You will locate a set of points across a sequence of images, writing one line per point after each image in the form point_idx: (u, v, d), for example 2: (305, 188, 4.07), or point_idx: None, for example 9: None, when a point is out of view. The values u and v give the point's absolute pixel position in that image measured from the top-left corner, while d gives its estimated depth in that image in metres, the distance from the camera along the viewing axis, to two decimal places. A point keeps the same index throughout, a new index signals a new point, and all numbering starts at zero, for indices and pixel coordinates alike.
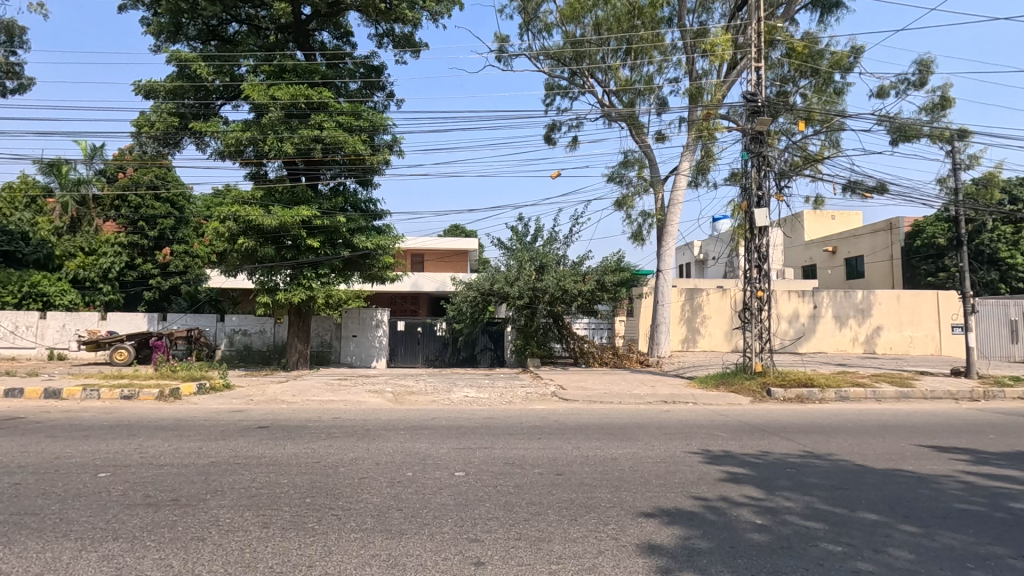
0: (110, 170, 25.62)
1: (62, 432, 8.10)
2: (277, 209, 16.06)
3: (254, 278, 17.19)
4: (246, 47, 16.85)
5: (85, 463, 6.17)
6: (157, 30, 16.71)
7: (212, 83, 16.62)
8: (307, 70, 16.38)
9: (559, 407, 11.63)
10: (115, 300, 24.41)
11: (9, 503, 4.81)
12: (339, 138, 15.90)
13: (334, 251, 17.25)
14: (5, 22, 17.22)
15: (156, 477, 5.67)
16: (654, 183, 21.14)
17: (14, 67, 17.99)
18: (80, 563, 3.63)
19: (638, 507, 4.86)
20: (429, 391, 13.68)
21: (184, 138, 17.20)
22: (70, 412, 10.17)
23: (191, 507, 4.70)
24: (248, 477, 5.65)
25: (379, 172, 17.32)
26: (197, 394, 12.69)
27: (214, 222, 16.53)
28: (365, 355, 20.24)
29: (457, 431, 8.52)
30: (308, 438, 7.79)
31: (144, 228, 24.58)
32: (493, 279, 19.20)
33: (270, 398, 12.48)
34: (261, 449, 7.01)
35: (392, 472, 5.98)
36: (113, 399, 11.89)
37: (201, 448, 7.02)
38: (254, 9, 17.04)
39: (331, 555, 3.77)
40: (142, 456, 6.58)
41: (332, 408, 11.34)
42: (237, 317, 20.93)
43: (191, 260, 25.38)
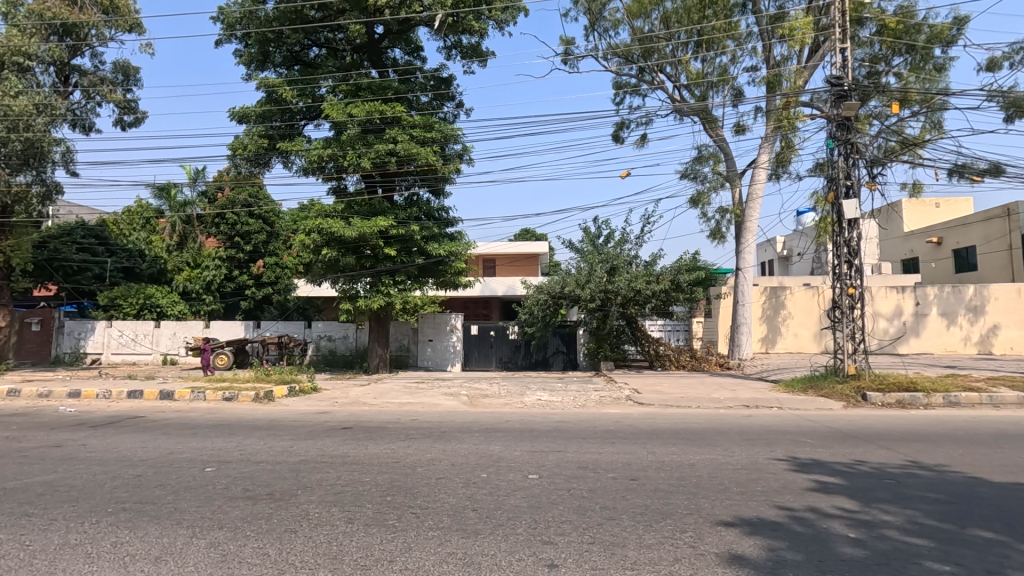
0: (211, 191, 28.03)
1: (174, 430, 8.98)
2: (356, 221, 16.85)
3: (337, 287, 18.27)
4: (326, 69, 17.82)
5: (193, 459, 6.80)
6: (248, 60, 18.23)
7: (296, 105, 17.76)
8: (380, 86, 17.11)
9: (632, 411, 11.46)
10: (216, 309, 26.84)
11: (132, 493, 5.40)
12: (412, 150, 16.51)
13: (410, 259, 17.98)
14: (122, 63, 19.58)
15: (253, 472, 6.14)
16: (730, 178, 20.27)
17: (131, 104, 20.17)
18: (193, 549, 4.00)
19: (716, 514, 4.68)
20: (502, 394, 13.83)
21: (273, 157, 18.60)
22: (180, 412, 11.22)
23: (285, 501, 5.07)
24: (334, 475, 6.01)
25: (451, 181, 17.90)
26: (288, 397, 13.60)
27: (301, 235, 17.46)
28: (442, 360, 20.99)
29: (530, 434, 8.58)
30: (389, 439, 8.15)
31: (240, 243, 27.27)
32: (564, 282, 19.07)
33: (352, 400, 13.12)
34: (345, 449, 7.41)
35: (467, 473, 6.14)
36: (216, 400, 13.01)
37: (293, 447, 7.54)
38: (332, 33, 18.06)
39: (410, 551, 3.93)
40: (242, 453, 7.15)
41: (410, 410, 11.82)
42: (323, 324, 22.26)
43: (281, 271, 27.65)
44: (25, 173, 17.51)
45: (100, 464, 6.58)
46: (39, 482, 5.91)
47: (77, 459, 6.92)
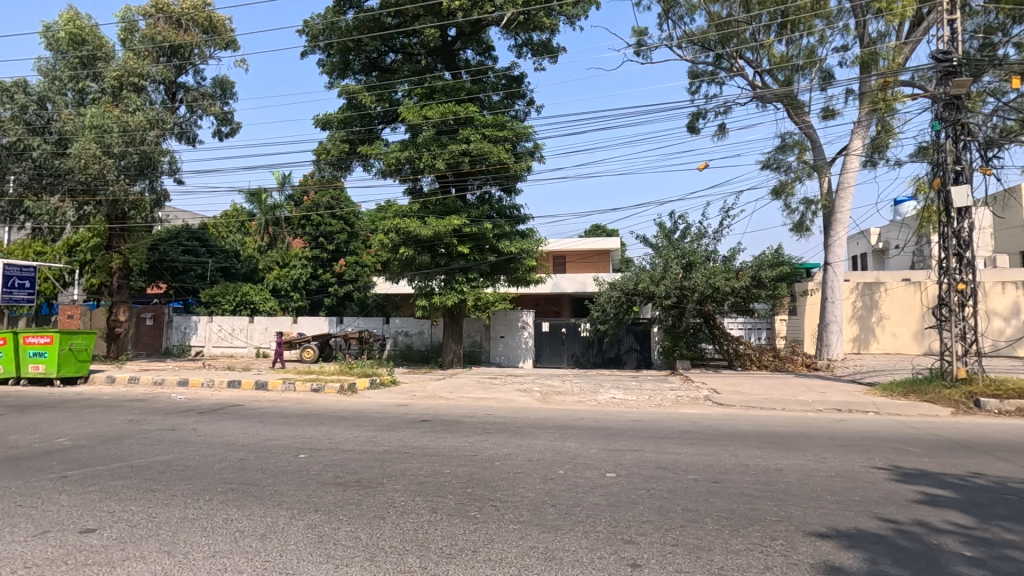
0: (297, 195, 30.26)
1: (270, 418, 9.69)
2: (432, 219, 17.31)
3: (413, 284, 18.93)
4: (401, 73, 18.49)
5: (288, 445, 7.32)
6: (330, 69, 19.07)
7: (375, 110, 18.52)
8: (454, 88, 17.54)
9: (711, 412, 11.08)
10: (303, 306, 28.56)
11: (238, 475, 5.90)
12: (485, 149, 16.81)
13: (483, 257, 18.31)
14: (220, 78, 21.25)
15: (342, 460, 6.52)
16: (817, 167, 19.05)
17: (228, 115, 21.84)
18: (293, 528, 4.30)
19: (809, 523, 4.43)
20: (574, 392, 13.77)
21: (354, 162, 19.13)
22: (274, 402, 12.08)
23: (372, 489, 5.33)
24: (416, 465, 6.25)
25: (522, 179, 18.14)
26: (370, 389, 14.27)
27: (379, 235, 18.16)
28: (514, 356, 21.16)
29: (605, 432, 8.50)
30: (465, 433, 8.35)
31: (324, 243, 29.12)
32: (638, 278, 18.68)
33: (429, 394, 13.55)
34: (425, 441, 7.67)
35: (544, 469, 6.17)
36: (305, 391, 13.88)
37: (376, 437, 7.91)
38: (407, 38, 18.61)
39: (492, 543, 4.01)
40: (331, 442, 7.60)
41: (484, 405, 12.04)
42: (400, 320, 23.10)
43: (361, 269, 29.43)
44: (140, 182, 19.17)
45: (208, 447, 7.22)
46: (159, 460, 6.58)
47: (188, 442, 7.63)
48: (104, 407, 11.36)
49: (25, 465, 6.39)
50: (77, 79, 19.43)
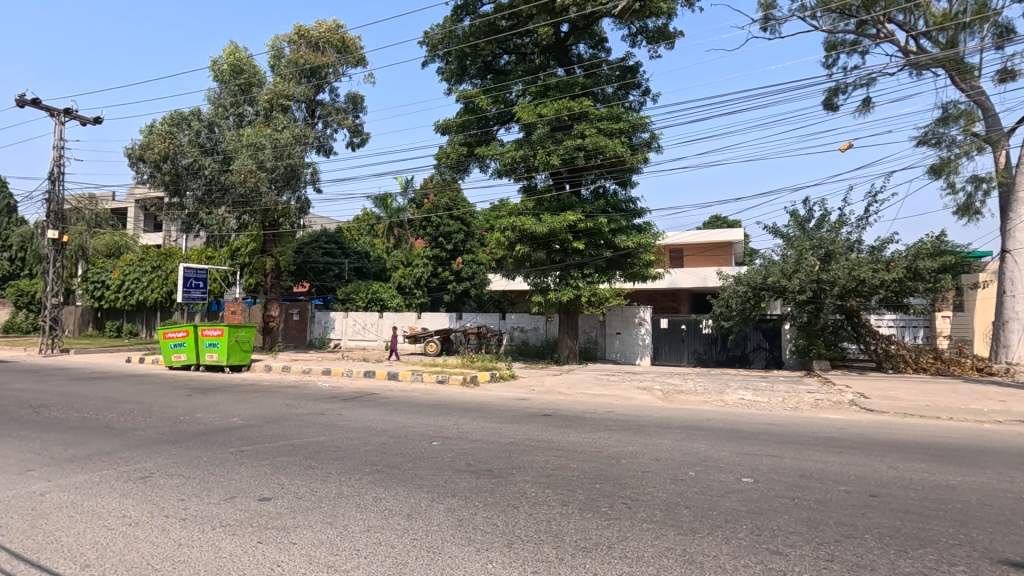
0: (418, 198, 32.29)
1: (403, 407, 10.42)
2: (547, 216, 17.43)
3: (529, 281, 19.09)
4: (515, 74, 18.84)
5: (423, 433, 7.82)
6: (449, 76, 19.86)
7: (491, 112, 19.01)
8: (568, 84, 17.51)
9: (858, 418, 10.01)
10: (424, 302, 30.40)
11: (382, 457, 6.43)
12: (600, 142, 16.61)
13: (598, 252, 18.12)
14: (352, 94, 23.18)
15: (471, 449, 6.83)
16: (991, 139, 16.37)
17: (359, 127, 23.74)
18: (434, 511, 4.59)
19: (999, 551, 3.84)
20: (698, 391, 13.16)
21: (472, 163, 19.78)
22: (405, 391, 12.98)
23: (503, 479, 5.52)
24: (542, 458, 6.36)
25: (638, 171, 17.75)
26: (490, 382, 14.79)
27: (496, 233, 18.61)
28: (631, 353, 20.73)
29: (737, 435, 8.03)
30: (588, 429, 8.34)
31: (443, 243, 30.70)
32: (767, 272, 17.34)
33: (548, 389, 13.72)
34: (549, 435, 7.79)
35: (674, 469, 5.97)
36: (432, 382, 14.74)
37: (502, 429, 8.18)
38: (521, 38, 18.96)
39: (628, 540, 3.98)
40: (460, 431, 7.99)
41: (605, 401, 11.95)
42: (515, 316, 23.65)
43: (477, 267, 30.71)
44: (286, 193, 21.55)
45: (354, 431, 7.95)
46: (314, 441, 7.37)
47: (336, 426, 8.45)
48: (266, 392, 12.94)
49: (211, 439, 7.48)
50: (237, 104, 22.31)
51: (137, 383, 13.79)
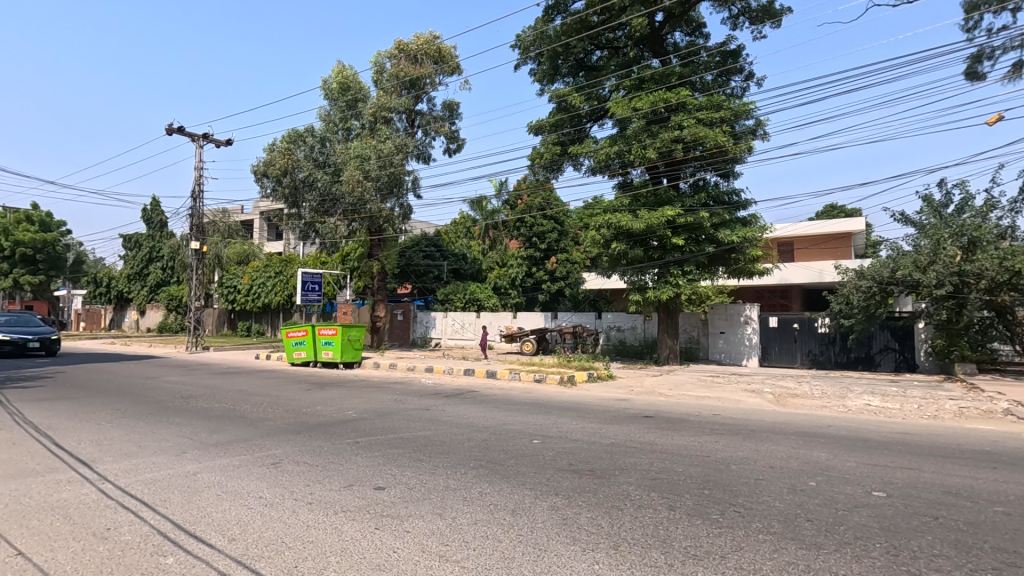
0: (512, 199, 32.81)
1: (504, 405, 10.63)
2: (643, 212, 16.91)
3: (626, 279, 18.53)
4: (608, 69, 18.55)
5: (524, 431, 7.93)
6: (541, 77, 19.95)
7: (584, 109, 18.85)
8: (664, 74, 16.96)
9: (1014, 429, 8.73)
10: (520, 302, 30.84)
11: (485, 453, 6.61)
12: (700, 133, 15.89)
13: (699, 248, 17.34)
14: (448, 101, 24.04)
15: (573, 448, 6.82)
16: None
17: (455, 133, 24.55)
18: (538, 508, 4.63)
19: None
20: (815, 395, 12.16)
21: (566, 163, 19.72)
22: (504, 390, 13.26)
23: (606, 479, 5.46)
24: (646, 461, 6.20)
25: (742, 161, 16.79)
26: (588, 381, 14.68)
27: (590, 231, 18.38)
28: (736, 354, 19.58)
29: (864, 444, 7.31)
30: (693, 432, 8.00)
31: (537, 243, 30.96)
32: (897, 264, 15.63)
33: (648, 389, 13.37)
34: (651, 437, 7.58)
35: (792, 478, 5.56)
36: (529, 380, 14.91)
37: (602, 429, 8.09)
38: (613, 32, 18.63)
39: (743, 551, 3.77)
40: (560, 430, 8.01)
41: (710, 404, 11.42)
42: (612, 315, 23.32)
43: (571, 266, 30.65)
44: (390, 200, 22.85)
45: (458, 427, 8.24)
46: (421, 435, 7.74)
47: (440, 421, 8.81)
48: (376, 388, 13.80)
49: (331, 430, 8.11)
50: (346, 119, 23.95)
51: (266, 378, 15.27)
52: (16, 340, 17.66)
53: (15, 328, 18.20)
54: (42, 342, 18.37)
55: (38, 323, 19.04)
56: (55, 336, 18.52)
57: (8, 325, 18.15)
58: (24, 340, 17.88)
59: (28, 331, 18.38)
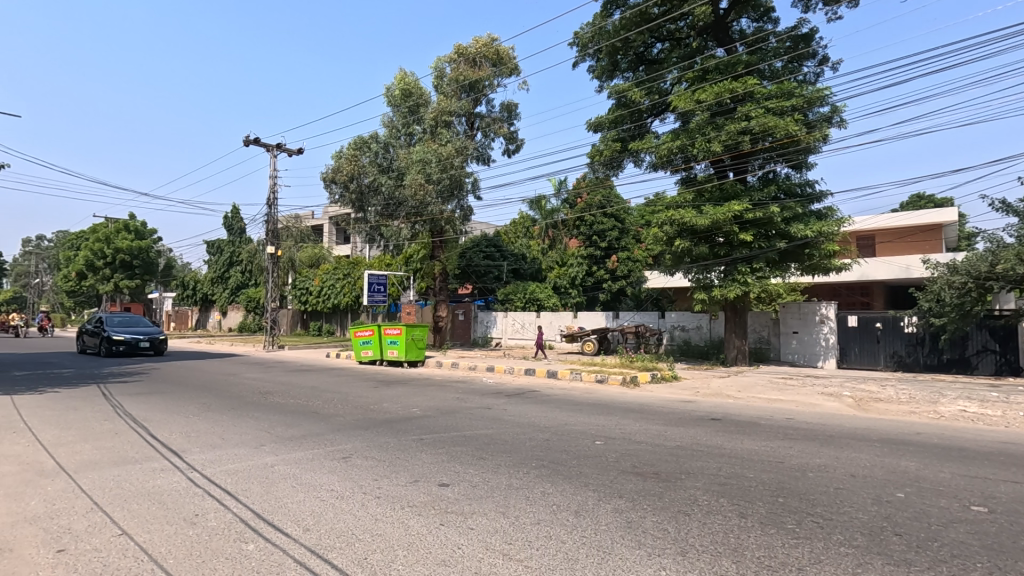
0: (572, 198, 32.61)
1: (565, 405, 10.56)
2: (708, 208, 16.32)
3: (690, 277, 18.03)
4: (670, 61, 18.04)
5: (586, 431, 7.84)
6: (600, 73, 19.66)
7: (644, 104, 18.43)
8: (730, 64, 16.30)
9: None
10: (580, 302, 30.57)
11: (547, 453, 6.59)
12: (769, 123, 15.18)
13: (769, 244, 16.57)
14: (506, 103, 24.20)
15: (637, 451, 6.67)
16: None
17: (514, 134, 24.68)
18: (601, 510, 4.56)
19: None
20: (902, 400, 11.30)
21: (626, 159, 19.34)
22: (565, 390, 13.19)
23: (672, 483, 5.30)
24: (714, 465, 5.97)
25: (815, 151, 15.90)
26: (651, 382, 14.33)
27: (652, 228, 17.91)
28: (811, 355, 18.52)
29: (960, 454, 6.71)
30: (765, 436, 7.63)
31: (597, 241, 30.61)
32: (996, 257, 14.29)
33: (715, 391, 12.89)
34: (720, 441, 7.30)
35: (877, 488, 5.19)
36: (591, 381, 14.75)
37: (667, 432, 7.87)
38: (674, 23, 18.12)
39: (822, 564, 3.55)
40: (623, 432, 7.86)
41: (782, 407, 10.87)
42: (676, 314, 22.70)
43: (633, 264, 30.14)
44: (452, 202, 23.30)
45: (519, 426, 8.26)
46: (483, 433, 7.83)
47: (502, 420, 8.87)
48: (439, 386, 14.08)
49: (397, 427, 8.34)
50: (408, 124, 24.61)
51: (336, 375, 15.94)
52: (129, 340, 19.33)
53: (130, 330, 19.98)
54: (152, 342, 19.87)
55: (150, 324, 20.76)
56: (163, 336, 19.92)
57: (123, 327, 19.94)
58: (136, 340, 19.48)
59: (141, 332, 20.01)
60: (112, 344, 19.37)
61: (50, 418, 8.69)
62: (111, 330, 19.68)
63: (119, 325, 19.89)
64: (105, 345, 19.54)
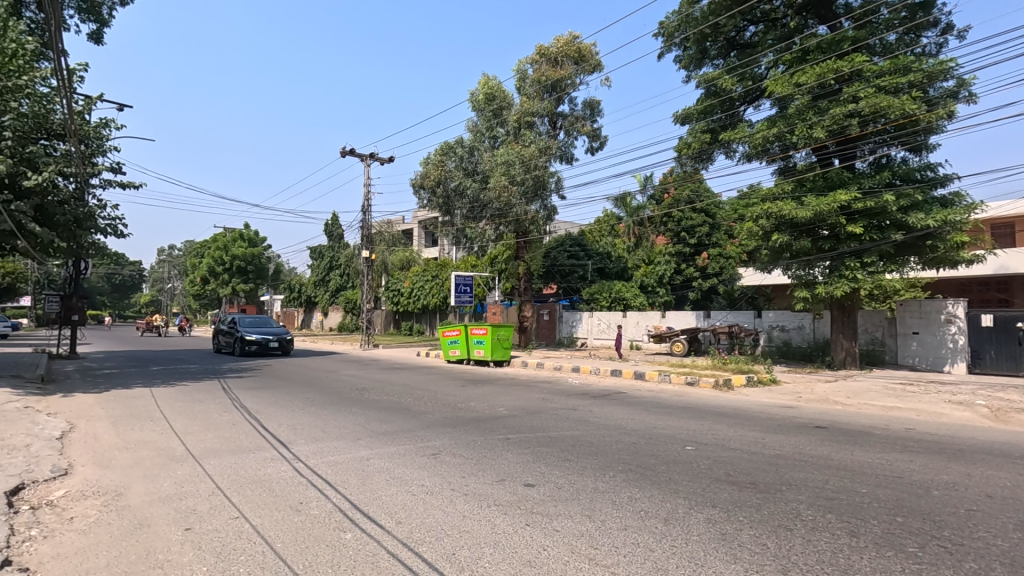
0: (658, 194, 31.64)
1: (653, 408, 10.22)
2: (811, 199, 15.13)
3: (790, 273, 16.81)
4: (765, 43, 16.94)
5: (675, 436, 7.54)
6: (687, 62, 18.86)
7: (736, 91, 17.45)
8: (834, 41, 14.99)
9: None
10: (669, 301, 29.54)
11: (634, 457, 6.40)
12: (881, 103, 13.82)
13: (883, 236, 15.09)
14: (589, 100, 23.92)
15: (731, 458, 6.31)
16: None
17: (597, 131, 24.31)
18: (693, 520, 4.35)
19: None
20: None
21: (716, 151, 18.40)
22: (654, 392, 12.79)
23: (771, 495, 4.95)
24: (820, 477, 5.51)
25: (938, 130, 14.26)
26: (747, 386, 13.53)
27: (747, 222, 16.85)
28: (935, 358, 16.61)
29: None
30: (880, 448, 6.93)
31: (686, 237, 29.46)
32: None
33: (820, 397, 11.92)
34: (826, 451, 6.73)
35: (1021, 513, 4.53)
36: (681, 383, 14.19)
37: (765, 439, 7.38)
38: (770, 3, 17.01)
39: None
40: (716, 437, 7.47)
41: (900, 416, 9.82)
42: (774, 314, 21.32)
43: (725, 261, 28.95)
44: (535, 203, 23.41)
45: (606, 429, 8.10)
46: (569, 435, 7.76)
47: (588, 422, 8.75)
48: (524, 386, 14.18)
49: (484, 426, 8.48)
50: (491, 128, 25.02)
51: (426, 374, 16.52)
52: (260, 341, 21.20)
53: (260, 330, 21.86)
54: (280, 342, 21.59)
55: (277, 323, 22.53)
56: (289, 336, 21.57)
57: (254, 327, 21.85)
58: (266, 341, 21.30)
59: (270, 332, 21.82)
60: (246, 344, 21.38)
61: (180, 409, 9.76)
62: (244, 330, 21.68)
63: (251, 326, 21.83)
64: (240, 344, 21.60)
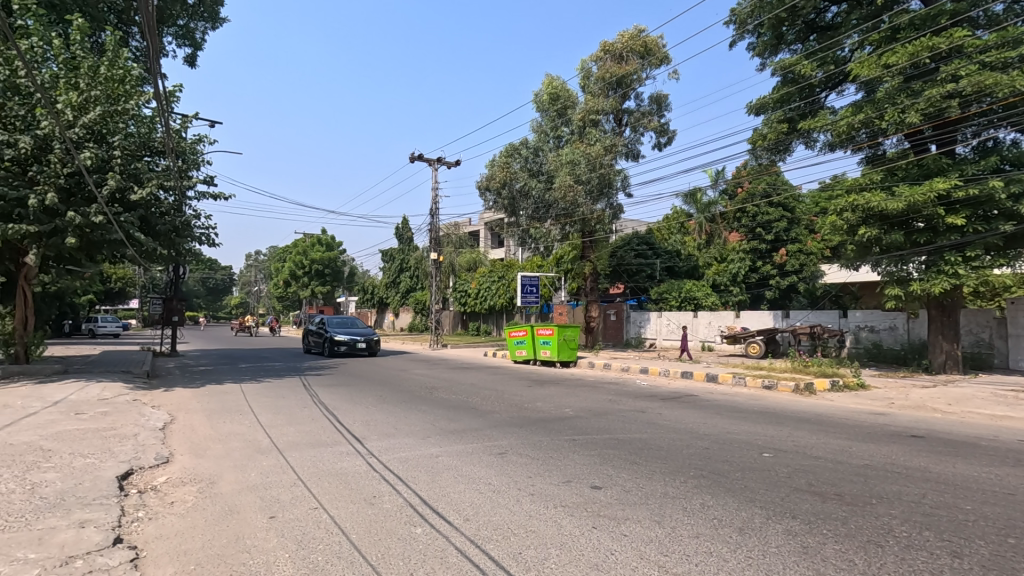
0: (731, 189, 30.40)
1: (727, 412, 9.81)
2: (903, 189, 13.96)
3: (879, 270, 15.49)
4: (848, 24, 15.83)
5: (751, 442, 7.18)
6: (762, 49, 17.96)
7: (817, 77, 16.42)
8: (929, 17, 13.78)
9: None
10: (743, 300, 28.30)
11: (706, 462, 6.16)
12: (985, 81, 12.55)
13: (990, 227, 13.68)
14: (657, 95, 23.34)
15: (813, 467, 5.93)
16: None
17: (665, 126, 23.66)
18: (771, 531, 4.14)
19: None
20: None
21: (795, 141, 17.38)
22: (727, 395, 12.26)
23: (859, 508, 4.61)
24: (916, 491, 5.07)
25: None
26: (831, 391, 12.68)
27: (830, 216, 15.73)
28: None
29: None
30: (987, 460, 6.29)
31: (762, 233, 28.11)
32: None
33: (915, 403, 10.98)
34: (923, 462, 6.18)
35: None
36: (757, 386, 13.52)
37: (852, 448, 6.88)
38: None
39: None
40: (796, 445, 7.06)
41: (1012, 426, 8.87)
42: (862, 313, 19.86)
43: (805, 258, 27.48)
44: (601, 201, 23.13)
45: (676, 433, 7.86)
46: (637, 438, 7.59)
47: (658, 425, 8.52)
48: (591, 387, 14.02)
49: (550, 427, 8.46)
50: (556, 127, 24.94)
51: (493, 374, 16.71)
52: (347, 342, 22.30)
53: (346, 330, 22.95)
54: (366, 342, 22.66)
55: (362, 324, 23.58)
56: (374, 337, 22.56)
57: (342, 328, 22.98)
58: (354, 341, 22.39)
59: (356, 333, 22.89)
60: (335, 343, 22.54)
61: (266, 404, 10.43)
62: (333, 330, 22.82)
63: (339, 327, 22.97)
64: (329, 344, 22.79)
